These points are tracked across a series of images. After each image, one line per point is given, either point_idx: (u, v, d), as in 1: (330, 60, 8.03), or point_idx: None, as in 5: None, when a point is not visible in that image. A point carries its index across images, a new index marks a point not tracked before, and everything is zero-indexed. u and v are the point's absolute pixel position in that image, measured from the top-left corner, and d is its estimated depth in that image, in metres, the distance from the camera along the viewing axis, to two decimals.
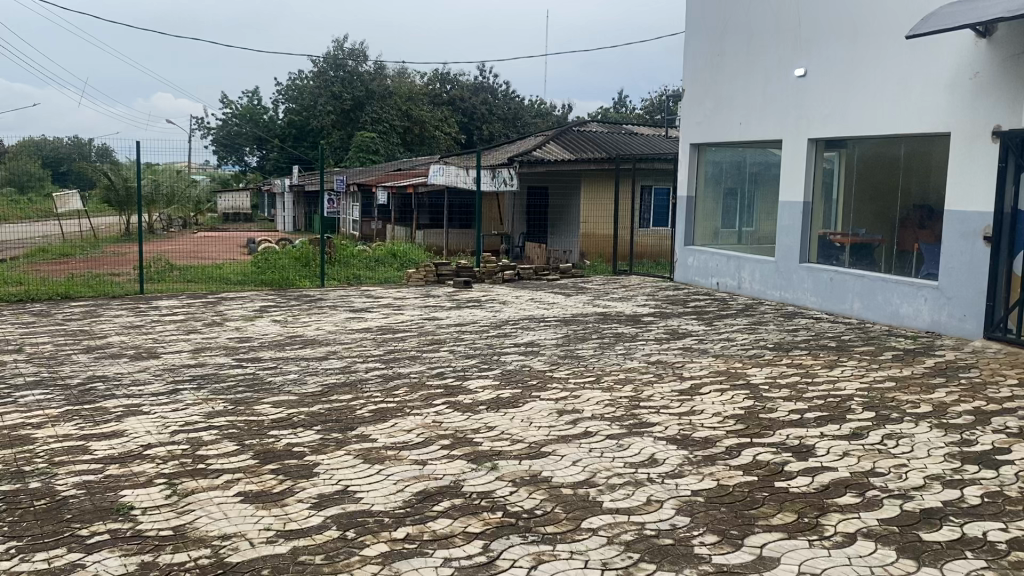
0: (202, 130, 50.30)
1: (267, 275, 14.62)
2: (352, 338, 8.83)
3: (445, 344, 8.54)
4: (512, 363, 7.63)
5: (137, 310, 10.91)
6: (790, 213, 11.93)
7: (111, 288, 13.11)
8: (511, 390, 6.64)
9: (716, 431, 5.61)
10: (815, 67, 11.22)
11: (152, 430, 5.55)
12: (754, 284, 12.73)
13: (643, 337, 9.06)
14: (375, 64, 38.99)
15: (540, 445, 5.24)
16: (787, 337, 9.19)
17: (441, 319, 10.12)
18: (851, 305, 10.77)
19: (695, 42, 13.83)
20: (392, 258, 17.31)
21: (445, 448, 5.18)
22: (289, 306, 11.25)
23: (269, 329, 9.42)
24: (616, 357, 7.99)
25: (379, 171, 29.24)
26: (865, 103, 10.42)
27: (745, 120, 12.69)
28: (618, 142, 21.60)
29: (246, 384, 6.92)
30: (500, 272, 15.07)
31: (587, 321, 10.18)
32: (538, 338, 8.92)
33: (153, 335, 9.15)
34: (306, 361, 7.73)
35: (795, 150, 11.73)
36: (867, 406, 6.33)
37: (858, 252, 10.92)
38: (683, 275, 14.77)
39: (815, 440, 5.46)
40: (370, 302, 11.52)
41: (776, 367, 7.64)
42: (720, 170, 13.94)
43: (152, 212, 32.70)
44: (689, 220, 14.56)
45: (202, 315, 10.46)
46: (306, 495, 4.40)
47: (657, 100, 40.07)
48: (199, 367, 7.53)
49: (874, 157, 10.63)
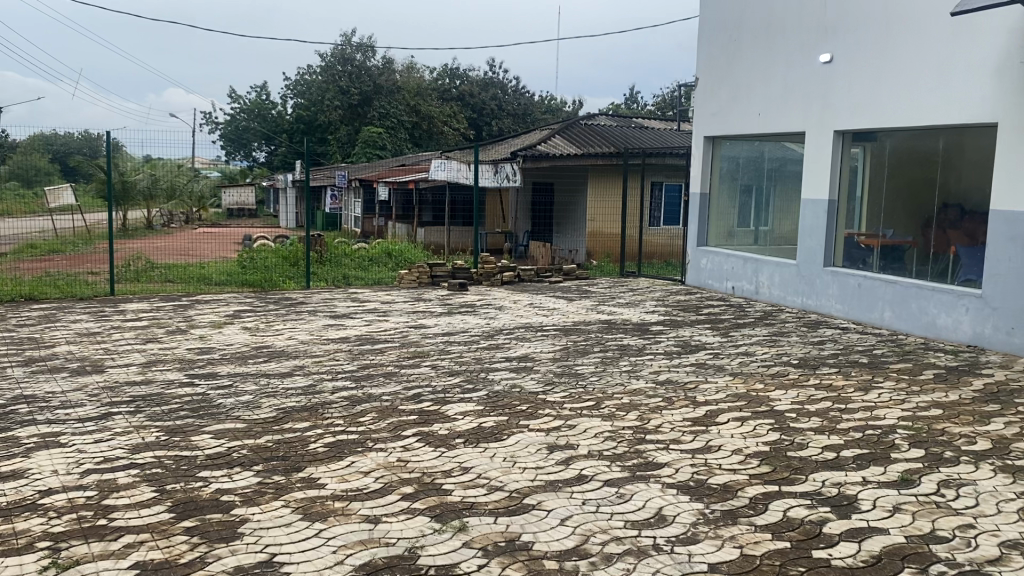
0: (210, 125, 49.47)
1: (249, 276, 13.72)
2: (326, 351, 7.87)
3: (428, 358, 7.58)
4: (502, 382, 6.68)
5: (99, 315, 9.98)
6: (813, 213, 10.93)
7: (80, 289, 12.20)
8: (495, 419, 5.68)
9: (737, 477, 4.66)
10: (843, 52, 10.22)
11: (59, 470, 4.62)
12: (773, 290, 11.73)
13: (652, 350, 8.08)
14: (383, 59, 38.03)
15: (522, 494, 4.30)
16: (813, 352, 8.20)
17: (429, 328, 9.17)
18: (881, 314, 9.77)
19: (710, 26, 12.84)
20: (386, 257, 16.36)
21: (404, 498, 4.24)
22: (266, 311, 10.33)
23: (236, 338, 8.50)
24: (620, 375, 7.01)
25: (384, 166, 28.33)
26: (899, 91, 9.42)
27: (765, 111, 11.69)
28: (628, 136, 20.64)
29: (192, 407, 5.98)
30: (500, 274, 14.06)
31: (590, 330, 9.21)
32: (534, 351, 7.96)
33: (106, 344, 8.23)
34: (268, 378, 6.81)
35: (819, 143, 10.72)
36: (913, 442, 5.36)
37: (888, 255, 9.95)
38: (695, 278, 13.77)
39: (858, 489, 4.50)
40: (355, 307, 10.58)
41: (804, 390, 6.66)
42: (736, 165, 12.94)
43: (151, 206, 31.80)
44: (702, 219, 13.58)
45: (169, 322, 9.53)
46: (220, 568, 3.48)
47: (669, 95, 39.00)
48: (144, 385, 6.59)
49: (906, 151, 9.65)
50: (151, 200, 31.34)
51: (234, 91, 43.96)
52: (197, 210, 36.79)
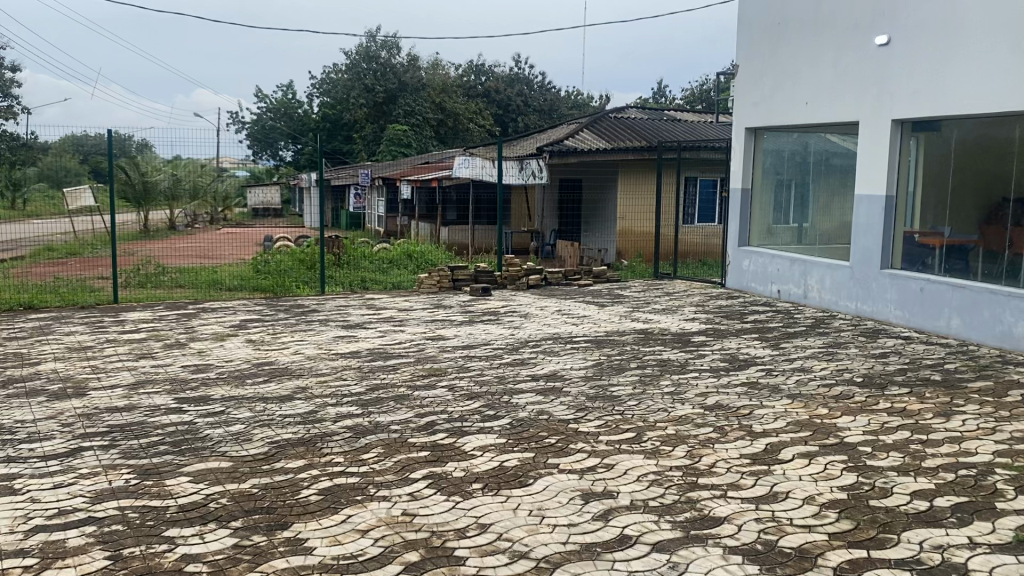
0: (236, 125, 49.20)
1: (263, 280, 13.06)
2: (333, 368, 7.10)
3: (445, 377, 6.79)
4: (527, 408, 5.86)
5: (96, 327, 9.30)
6: (867, 210, 9.98)
7: (84, 296, 11.58)
8: (519, 456, 4.86)
9: (814, 537, 3.82)
10: (903, 33, 9.29)
11: (0, 528, 3.88)
12: (824, 293, 10.80)
13: (696, 367, 7.23)
14: (408, 56, 37.42)
15: (552, 565, 3.49)
16: (877, 367, 7.30)
17: (448, 340, 8.37)
18: (948, 321, 8.83)
19: (752, 9, 11.93)
20: (407, 259, 15.61)
21: (407, 570, 3.46)
22: (275, 320, 9.60)
23: (237, 353, 7.79)
24: (663, 398, 6.17)
25: (409, 164, 27.59)
26: (967, 75, 8.48)
27: (813, 100, 10.77)
28: (660, 129, 19.74)
29: (173, 441, 5.24)
30: (526, 277, 13.23)
31: (624, 342, 8.37)
32: (563, 368, 7.13)
33: (95, 362, 7.53)
34: (265, 403, 6.08)
35: (874, 134, 9.80)
36: (1020, 487, 4.46)
37: (952, 256, 8.99)
38: (737, 281, 12.84)
39: (966, 556, 3.64)
40: (370, 316, 9.82)
41: (876, 416, 5.79)
42: (780, 159, 12.02)
43: (173, 207, 31.31)
44: (743, 217, 12.68)
45: (168, 334, 8.82)
46: None
47: (698, 88, 37.97)
48: (126, 413, 5.86)
49: (975, 142, 8.70)
50: (174, 200, 30.87)
51: (260, 91, 43.41)
52: (221, 211, 36.33)
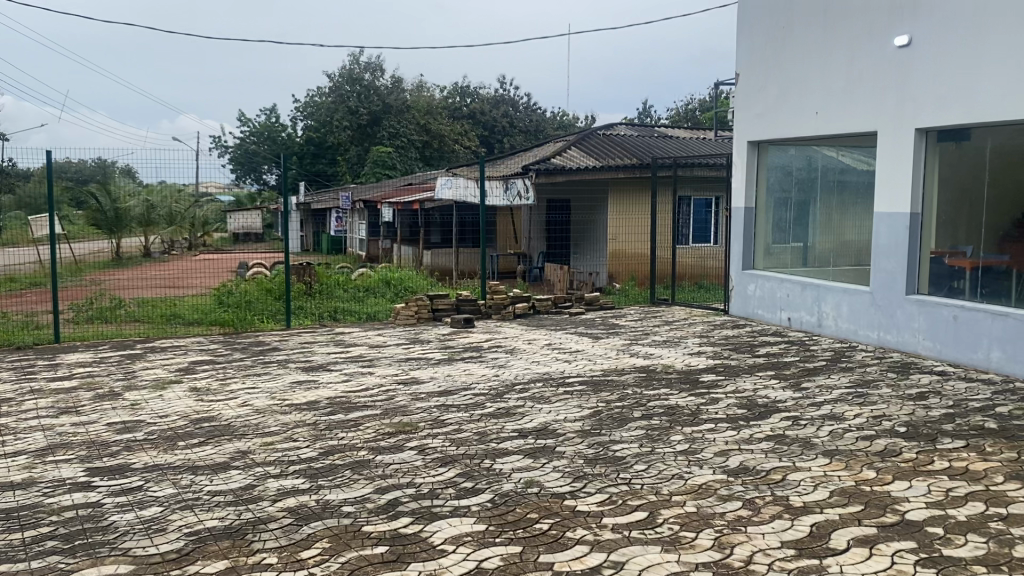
0: (218, 150, 48.17)
1: (224, 313, 11.96)
2: (284, 426, 6.00)
3: (416, 435, 5.72)
4: (513, 478, 4.80)
5: (24, 373, 8.17)
6: (889, 230, 9.02)
7: (22, 334, 10.43)
8: (502, 552, 3.79)
9: None
10: (924, 34, 8.40)
11: None
12: (841, 322, 9.80)
13: (710, 415, 6.19)
14: (392, 78, 36.51)
15: None
16: (919, 413, 6.27)
17: (422, 385, 7.30)
18: (988, 353, 7.83)
19: (751, 17, 11.07)
20: (384, 286, 14.52)
21: None
22: (229, 362, 8.50)
23: (176, 405, 6.71)
24: (677, 460, 5.12)
25: (391, 186, 26.53)
26: (1002, 71, 7.53)
27: (824, 110, 9.83)
28: (651, 146, 18.83)
29: (66, 534, 4.15)
30: (512, 305, 12.22)
31: (624, 383, 7.32)
32: (556, 421, 6.06)
33: (6, 419, 6.40)
34: (194, 474, 5.01)
35: (894, 147, 8.85)
36: None
37: (986, 279, 8.03)
38: (741, 308, 11.84)
39: None
40: (336, 355, 8.74)
41: (936, 481, 4.76)
42: (786, 176, 11.07)
43: (148, 232, 30.09)
44: (747, 239, 11.70)
45: (103, 381, 7.70)
46: None
47: (685, 110, 37.34)
48: (19, 491, 4.76)
49: (1012, 151, 7.74)
50: (149, 226, 29.65)
51: (241, 113, 42.31)
52: (198, 236, 35.16)
